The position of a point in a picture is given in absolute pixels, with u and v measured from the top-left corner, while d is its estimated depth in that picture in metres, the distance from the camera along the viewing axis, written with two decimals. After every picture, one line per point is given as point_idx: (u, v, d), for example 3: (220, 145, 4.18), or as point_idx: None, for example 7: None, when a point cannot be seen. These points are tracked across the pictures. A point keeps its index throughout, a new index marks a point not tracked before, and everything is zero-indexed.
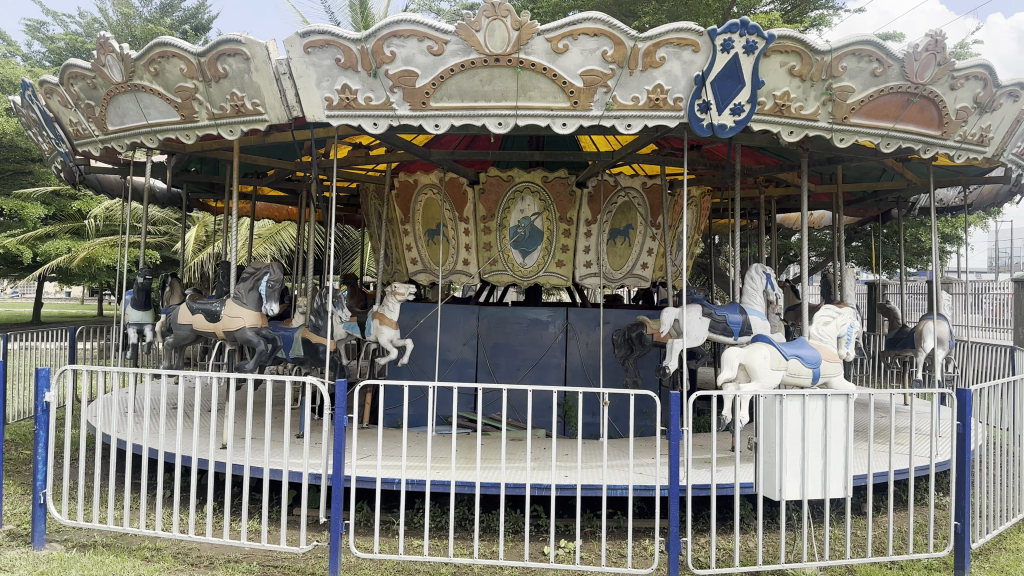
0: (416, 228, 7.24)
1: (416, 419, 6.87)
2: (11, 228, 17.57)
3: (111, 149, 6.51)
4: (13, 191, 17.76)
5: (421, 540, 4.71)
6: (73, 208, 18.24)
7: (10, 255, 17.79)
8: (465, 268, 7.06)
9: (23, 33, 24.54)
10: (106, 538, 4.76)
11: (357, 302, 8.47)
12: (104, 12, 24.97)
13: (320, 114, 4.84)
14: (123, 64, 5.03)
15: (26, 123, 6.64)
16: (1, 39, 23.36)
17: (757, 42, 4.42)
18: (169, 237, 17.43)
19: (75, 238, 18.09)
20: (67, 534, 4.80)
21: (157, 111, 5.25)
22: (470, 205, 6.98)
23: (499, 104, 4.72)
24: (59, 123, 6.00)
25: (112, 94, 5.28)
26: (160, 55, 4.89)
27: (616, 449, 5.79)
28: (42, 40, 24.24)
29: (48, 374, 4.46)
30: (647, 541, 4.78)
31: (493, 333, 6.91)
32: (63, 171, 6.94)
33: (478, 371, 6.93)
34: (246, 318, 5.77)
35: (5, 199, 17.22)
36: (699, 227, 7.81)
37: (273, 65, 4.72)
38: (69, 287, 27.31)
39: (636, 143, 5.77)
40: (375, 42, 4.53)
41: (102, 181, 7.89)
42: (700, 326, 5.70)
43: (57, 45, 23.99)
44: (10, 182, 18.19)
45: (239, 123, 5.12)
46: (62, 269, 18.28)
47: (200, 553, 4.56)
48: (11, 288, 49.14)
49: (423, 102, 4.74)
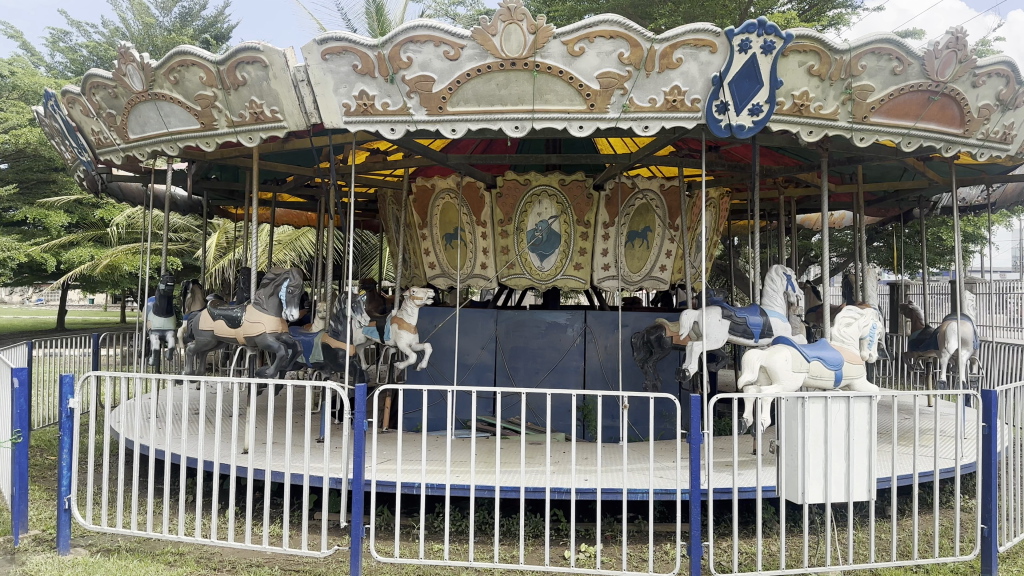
0: (434, 232, 7.26)
1: (435, 423, 6.90)
2: (34, 236, 17.84)
3: (133, 157, 6.58)
4: (37, 200, 18.03)
5: (442, 544, 4.72)
6: (95, 216, 18.47)
7: (34, 263, 18.05)
8: (483, 273, 7.06)
9: (45, 45, 24.90)
10: (130, 542, 4.81)
11: (376, 307, 8.47)
12: (125, 21, 25.26)
13: (338, 121, 4.88)
14: (143, 73, 5.09)
15: (49, 134, 6.74)
16: (25, 50, 23.73)
17: (775, 41, 4.39)
18: (190, 244, 17.61)
19: (98, 245, 18.32)
20: (92, 539, 4.85)
21: (176, 119, 5.30)
22: (488, 209, 6.96)
23: (515, 108, 4.73)
24: (82, 133, 6.07)
25: (133, 103, 5.34)
26: (180, 64, 4.93)
27: (636, 453, 5.77)
28: (64, 50, 24.59)
29: (72, 381, 4.50)
30: (668, 545, 4.75)
31: (511, 337, 6.91)
32: (85, 180, 7.00)
33: (497, 375, 6.93)
34: (267, 323, 5.81)
35: (28, 208, 17.49)
36: (718, 228, 7.77)
37: (291, 72, 4.74)
38: (94, 296, 27.72)
39: (652, 145, 5.75)
40: (392, 48, 4.54)
41: (125, 190, 7.96)
42: (720, 328, 5.73)
43: (79, 54, 24.32)
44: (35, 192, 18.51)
45: (258, 130, 5.15)
46: (85, 276, 18.53)
47: (222, 558, 4.59)
48: (37, 296, 49.87)
49: (440, 106, 4.76)
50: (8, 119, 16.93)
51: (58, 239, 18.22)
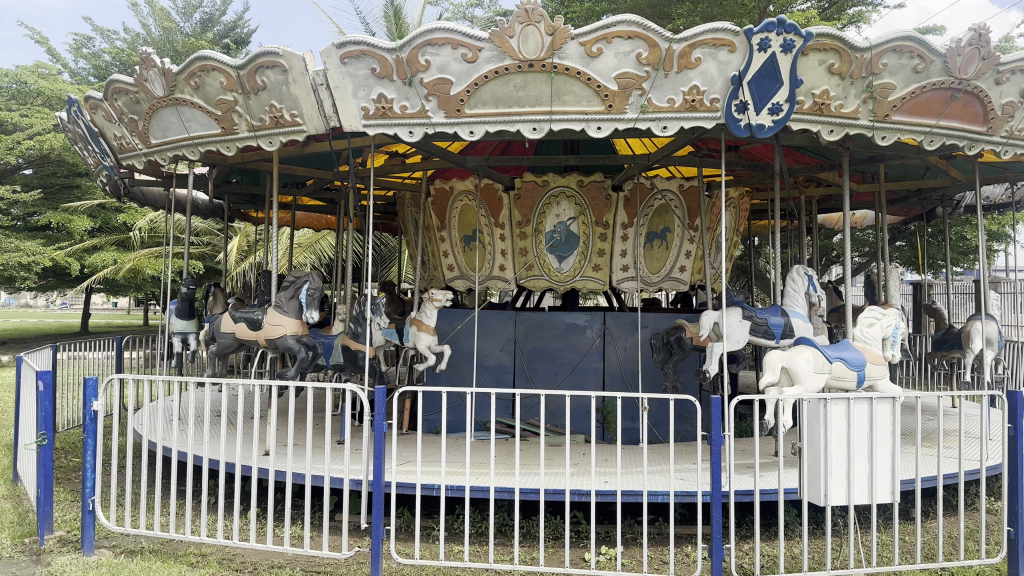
0: (452, 234, 7.26)
1: (454, 425, 6.91)
2: (59, 241, 18.08)
3: (154, 162, 6.65)
4: (61, 205, 18.28)
5: (462, 546, 4.72)
6: (118, 221, 18.70)
7: (59, 267, 18.29)
8: (502, 274, 7.08)
9: (68, 51, 25.24)
10: (152, 544, 4.85)
11: (396, 309, 8.47)
12: (146, 27, 25.53)
13: (357, 124, 4.90)
14: (164, 78, 5.15)
15: (73, 139, 6.82)
16: (49, 56, 24.07)
17: (795, 40, 4.36)
18: (212, 247, 17.79)
19: (121, 249, 18.54)
20: (116, 540, 4.90)
21: (197, 123, 5.35)
22: (506, 211, 6.97)
23: (533, 110, 4.72)
24: (104, 138, 6.14)
25: (155, 108, 5.40)
26: (201, 69, 4.98)
27: (656, 455, 5.74)
28: (87, 56, 24.91)
29: (96, 383, 4.55)
30: (689, 547, 4.73)
31: (530, 338, 6.90)
32: (108, 184, 7.06)
33: (516, 376, 6.92)
34: (288, 326, 5.84)
35: (53, 213, 17.73)
36: (738, 228, 7.73)
37: (310, 76, 4.76)
38: (117, 299, 28.08)
39: (671, 146, 5.72)
40: (410, 50, 4.55)
41: (147, 195, 8.04)
42: (741, 330, 5.67)
43: (101, 59, 24.62)
44: (59, 197, 18.75)
45: (278, 134, 5.18)
46: (109, 280, 18.76)
47: (244, 559, 4.62)
48: (62, 299, 50.55)
49: (458, 109, 4.77)
50: (32, 126, 17.18)
51: (82, 243, 18.41)
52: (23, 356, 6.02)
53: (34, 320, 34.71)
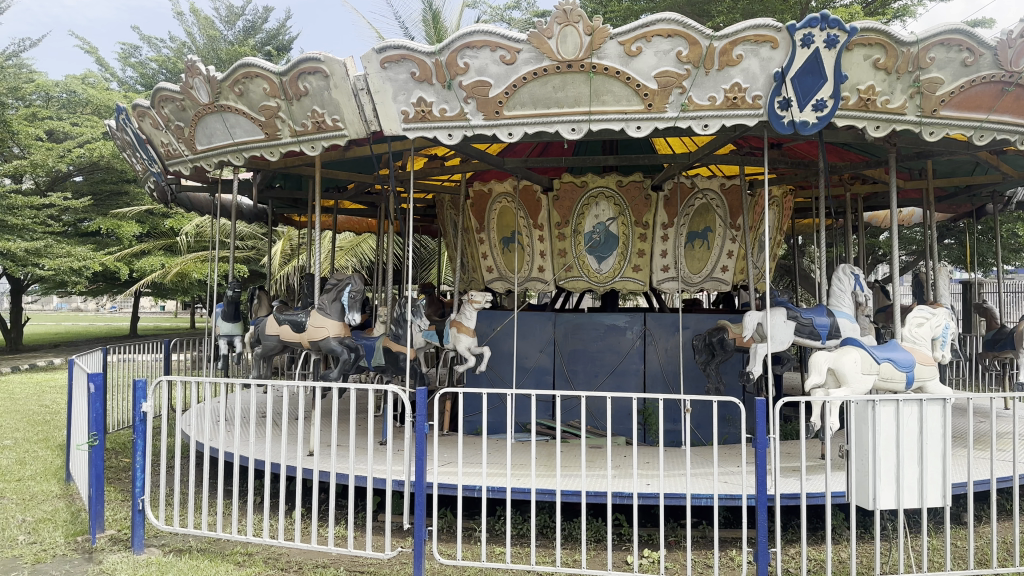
0: (491, 236, 7.30)
1: (494, 426, 6.92)
2: (109, 246, 18.58)
3: (200, 168, 6.77)
4: (111, 211, 18.79)
5: (503, 547, 4.72)
6: (166, 226, 19.15)
7: (109, 272, 18.79)
8: (541, 275, 7.06)
9: (116, 60, 25.90)
10: (200, 543, 4.94)
11: (435, 310, 8.50)
12: (191, 36, 26.09)
13: (396, 128, 4.94)
14: (209, 85, 5.25)
15: (122, 146, 7.00)
16: (98, 66, 24.74)
17: (839, 35, 4.27)
18: (256, 252, 18.11)
19: (168, 254, 18.98)
20: (164, 539, 5.00)
21: (241, 130, 5.44)
22: (545, 212, 6.95)
23: (572, 110, 4.71)
24: (152, 145, 6.28)
25: (200, 115, 5.51)
26: (244, 76, 5.07)
27: (698, 457, 5.68)
28: (134, 65, 25.55)
29: (144, 385, 4.65)
30: (733, 551, 4.67)
31: (570, 340, 6.88)
32: (155, 190, 7.21)
33: (555, 378, 6.91)
34: (330, 328, 5.91)
35: (103, 219, 18.21)
36: (782, 228, 7.63)
37: (351, 81, 4.82)
38: (165, 303, 28.73)
39: (711, 145, 5.65)
40: (449, 54, 4.58)
41: (194, 200, 8.20)
42: (785, 330, 5.61)
43: (148, 68, 25.22)
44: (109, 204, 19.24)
45: (320, 139, 5.24)
46: (157, 284, 19.21)
47: (289, 558, 4.69)
48: (112, 303, 51.93)
49: (496, 111, 4.78)
50: (83, 134, 17.67)
51: (132, 248, 18.82)
52: (75, 358, 6.17)
53: (87, 323, 35.75)
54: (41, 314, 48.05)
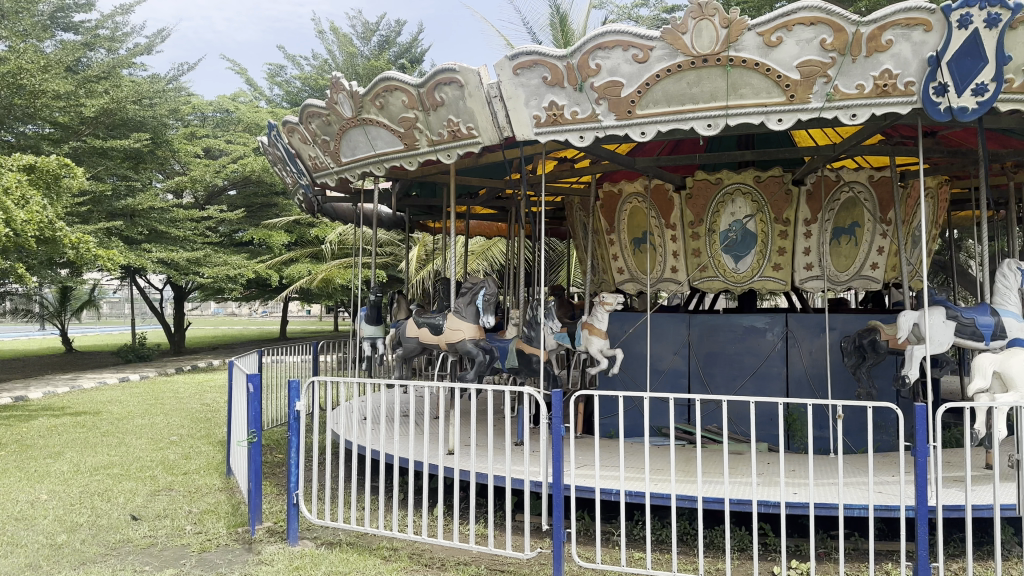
0: (622, 237, 7.23)
1: (629, 429, 6.86)
2: (261, 255, 19.90)
3: (343, 179, 7.11)
4: (262, 222, 20.11)
5: (643, 553, 4.67)
6: (311, 235, 20.28)
7: (261, 279, 20.12)
8: (674, 276, 6.91)
9: (265, 80, 27.72)
10: (349, 537, 5.18)
11: (566, 313, 8.50)
12: (331, 54, 27.52)
13: (529, 133, 4.98)
14: (352, 100, 5.51)
15: (273, 161, 7.44)
16: (249, 87, 26.55)
17: (1002, 13, 3.94)
18: (393, 257, 18.82)
19: (314, 261, 20.10)
20: (317, 533, 5.28)
21: (382, 141, 5.67)
22: (677, 211, 6.83)
23: (708, 105, 4.58)
24: (300, 159, 6.65)
25: (344, 129, 5.79)
26: (385, 90, 5.28)
27: (848, 466, 5.39)
28: (281, 84, 27.23)
29: (298, 386, 4.93)
30: (890, 566, 4.40)
31: (706, 342, 6.72)
32: (304, 203, 7.64)
33: (691, 382, 6.76)
34: (466, 330, 6.04)
35: (255, 229, 19.51)
36: (939, 220, 7.10)
37: (485, 89, 4.92)
38: (310, 307, 30.41)
39: (858, 135, 5.36)
40: (581, 56, 4.59)
41: (337, 211, 8.61)
42: (944, 331, 5.24)
43: (293, 86, 26.82)
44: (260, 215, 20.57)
45: (455, 148, 5.37)
46: (304, 290, 20.38)
47: (433, 555, 4.83)
48: (261, 306, 55.50)
49: (629, 110, 4.73)
50: (237, 151, 19.01)
51: (280, 256, 19.99)
52: (235, 360, 6.63)
53: (241, 326, 38.37)
54: (200, 317, 52.05)
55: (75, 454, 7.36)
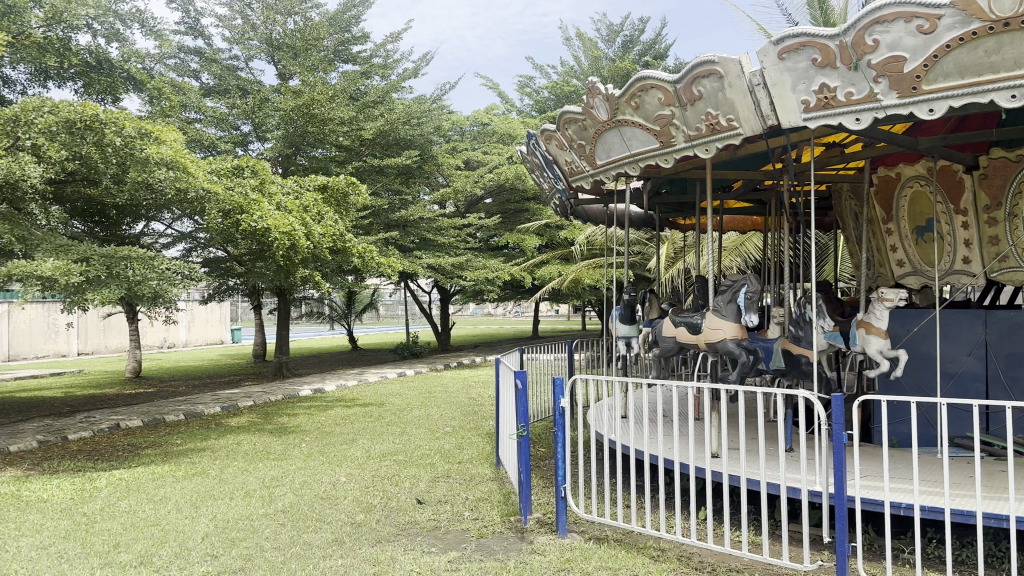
0: (901, 226, 6.59)
1: (920, 439, 6.23)
2: (516, 258, 20.93)
3: (598, 182, 7.23)
4: (517, 227, 21.13)
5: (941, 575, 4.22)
6: (561, 237, 20.94)
7: (516, 281, 21.16)
8: (966, 268, 6.16)
9: (516, 91, 29.14)
10: (617, 533, 5.26)
11: (835, 308, 7.93)
12: (577, 60, 28.23)
13: (797, 119, 4.70)
14: (608, 103, 5.58)
15: (531, 168, 7.78)
16: (502, 99, 28.07)
17: None
18: (642, 256, 18.84)
19: (565, 263, 20.72)
20: (585, 527, 5.42)
21: (638, 141, 5.67)
22: (969, 195, 6.08)
23: (1012, 74, 4.02)
24: (557, 164, 6.88)
25: (600, 132, 5.89)
26: (641, 89, 5.29)
27: None
28: (531, 94, 28.48)
29: (562, 383, 5.09)
30: None
31: (1009, 342, 5.91)
32: (559, 206, 7.92)
33: (991, 387, 5.98)
34: (727, 330, 5.84)
35: (510, 234, 20.56)
36: None
37: (747, 78, 4.74)
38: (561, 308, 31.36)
39: None
40: (855, 34, 4.24)
41: (589, 213, 8.79)
42: None
43: (542, 95, 27.92)
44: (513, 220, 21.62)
45: (714, 141, 5.22)
46: (556, 290, 21.07)
47: (702, 558, 4.74)
48: (514, 307, 58.38)
49: (913, 87, 4.29)
50: (493, 161, 20.17)
51: (534, 259, 20.84)
52: (502, 357, 7.01)
53: (498, 326, 40.65)
54: (462, 318, 55.96)
55: (367, 441, 8.24)
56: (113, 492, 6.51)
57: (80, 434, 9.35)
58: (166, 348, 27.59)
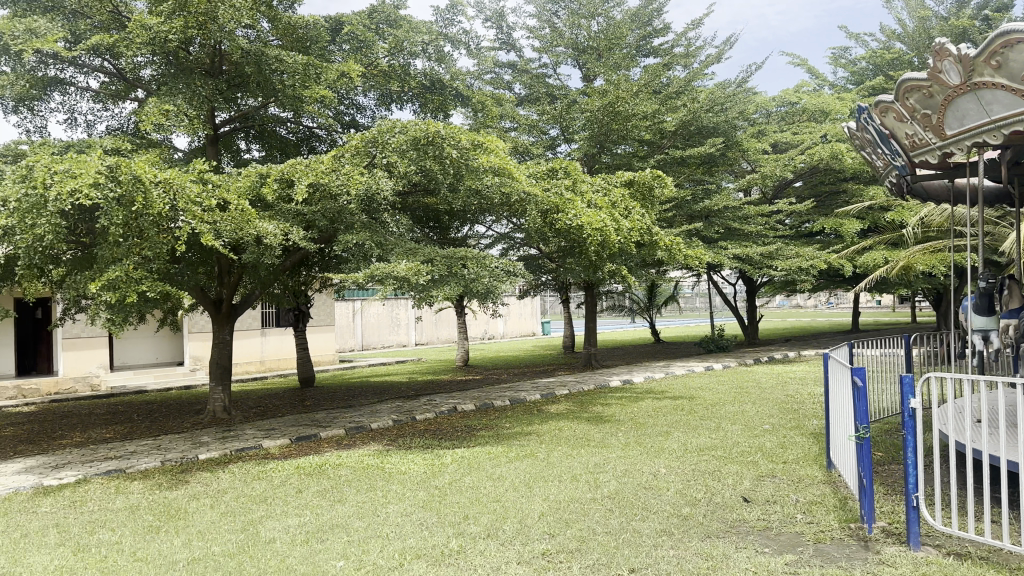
0: None
1: None
2: (832, 245, 19.45)
3: (944, 155, 6.44)
4: (833, 211, 19.62)
5: None
6: (886, 220, 19.01)
7: (834, 269, 19.66)
8: None
9: (828, 66, 27.11)
10: (982, 551, 4.61)
11: None
12: (901, 22, 25.43)
13: None
14: (961, 65, 4.84)
15: (861, 146, 7.20)
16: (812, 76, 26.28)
17: None
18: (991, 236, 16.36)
19: (891, 248, 18.78)
20: (941, 541, 4.84)
21: (1001, 105, 4.93)
22: None
23: None
24: (894, 139, 6.28)
25: (951, 98, 5.22)
26: (1004, 45, 4.44)
27: None
28: (845, 67, 26.28)
29: (911, 380, 4.55)
30: None
31: None
32: (895, 183, 7.39)
33: None
34: None
35: (825, 220, 19.16)
36: None
37: None
38: (888, 299, 28.45)
39: None
40: None
41: (929, 190, 7.87)
42: None
43: (860, 67, 25.62)
44: (829, 204, 20.45)
45: None
46: (881, 278, 19.18)
47: None
48: (828, 298, 54.34)
49: None
50: (804, 142, 18.94)
51: (852, 246, 19.19)
52: (831, 351, 6.53)
53: (813, 319, 38.10)
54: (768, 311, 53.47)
55: (684, 434, 8.19)
56: (458, 468, 7.24)
57: (425, 415, 10.57)
58: (486, 339, 30.31)
